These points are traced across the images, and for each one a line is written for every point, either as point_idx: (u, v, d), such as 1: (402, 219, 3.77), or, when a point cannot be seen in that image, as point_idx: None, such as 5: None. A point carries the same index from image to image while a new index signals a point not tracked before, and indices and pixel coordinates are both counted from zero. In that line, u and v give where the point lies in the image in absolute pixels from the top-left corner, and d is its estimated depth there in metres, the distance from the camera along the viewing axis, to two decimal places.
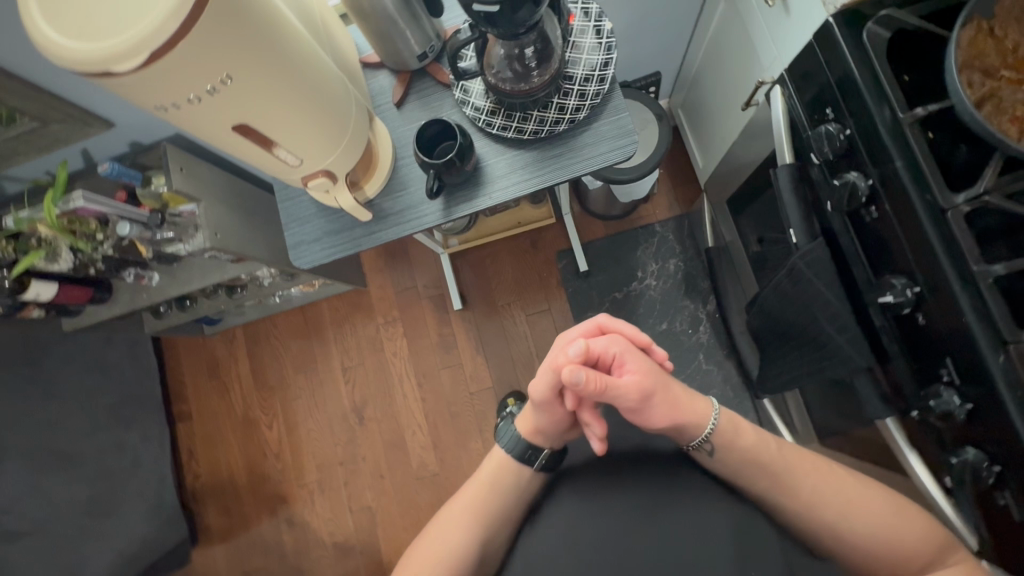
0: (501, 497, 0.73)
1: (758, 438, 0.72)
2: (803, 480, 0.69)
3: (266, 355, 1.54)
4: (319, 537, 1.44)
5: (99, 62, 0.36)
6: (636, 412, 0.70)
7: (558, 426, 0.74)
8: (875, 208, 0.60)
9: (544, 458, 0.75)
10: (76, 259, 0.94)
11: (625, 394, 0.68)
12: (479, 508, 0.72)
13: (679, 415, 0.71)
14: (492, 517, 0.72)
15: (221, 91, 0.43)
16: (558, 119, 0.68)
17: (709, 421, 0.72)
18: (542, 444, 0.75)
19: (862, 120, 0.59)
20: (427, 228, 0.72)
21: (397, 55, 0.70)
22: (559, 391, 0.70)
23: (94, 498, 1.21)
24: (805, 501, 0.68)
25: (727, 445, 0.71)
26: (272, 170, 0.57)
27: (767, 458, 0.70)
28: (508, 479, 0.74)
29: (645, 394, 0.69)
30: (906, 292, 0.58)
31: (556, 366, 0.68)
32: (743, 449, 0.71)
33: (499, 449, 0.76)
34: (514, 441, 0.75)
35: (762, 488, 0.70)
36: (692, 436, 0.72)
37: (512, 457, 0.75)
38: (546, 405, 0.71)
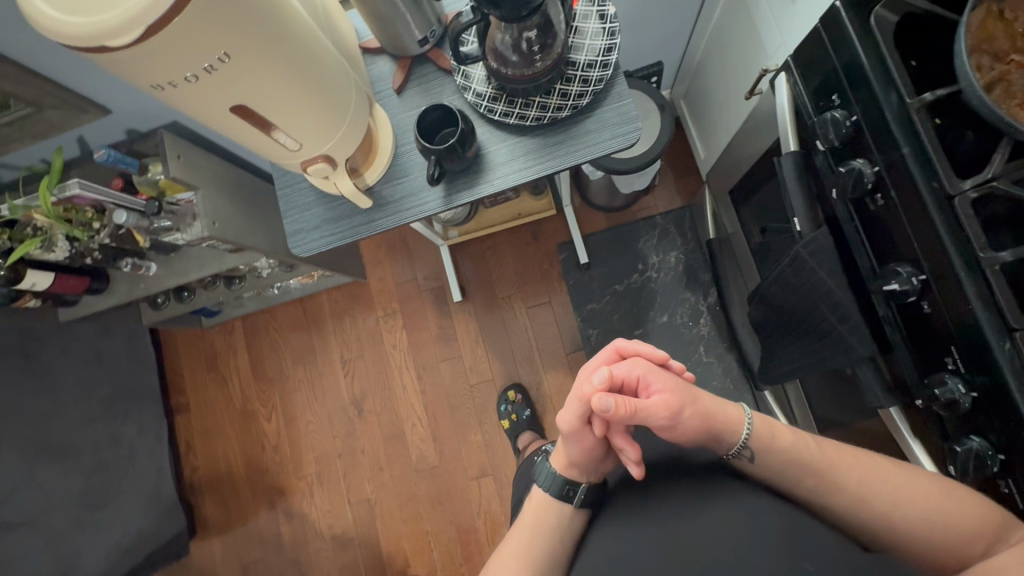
0: (549, 535, 0.72)
1: (796, 438, 0.68)
2: (846, 474, 0.64)
3: (264, 347, 1.54)
4: (318, 530, 1.44)
5: (93, 36, 0.35)
6: (671, 429, 0.70)
7: (593, 457, 0.74)
8: (880, 196, 0.60)
9: (583, 493, 0.74)
10: (73, 248, 0.92)
11: (655, 413, 0.68)
12: (531, 550, 0.71)
13: (711, 423, 0.70)
14: (542, 559, 0.71)
15: (219, 69, 0.42)
16: (560, 105, 0.68)
17: (743, 427, 0.70)
18: (579, 478, 0.75)
19: (869, 106, 0.58)
20: (428, 216, 0.71)
21: (397, 40, 0.69)
22: (588, 419, 0.70)
23: (90, 491, 1.20)
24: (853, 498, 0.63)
25: (765, 449, 0.68)
26: (271, 154, 0.57)
27: (807, 456, 0.66)
28: (550, 518, 0.74)
29: (676, 411, 0.69)
30: (911, 280, 0.57)
31: (585, 397, 0.68)
32: (780, 450, 0.67)
33: (540, 491, 0.75)
34: (553, 481, 0.74)
35: (808, 489, 0.65)
36: (728, 443, 0.70)
37: (553, 495, 0.74)
38: (579, 436, 0.71)
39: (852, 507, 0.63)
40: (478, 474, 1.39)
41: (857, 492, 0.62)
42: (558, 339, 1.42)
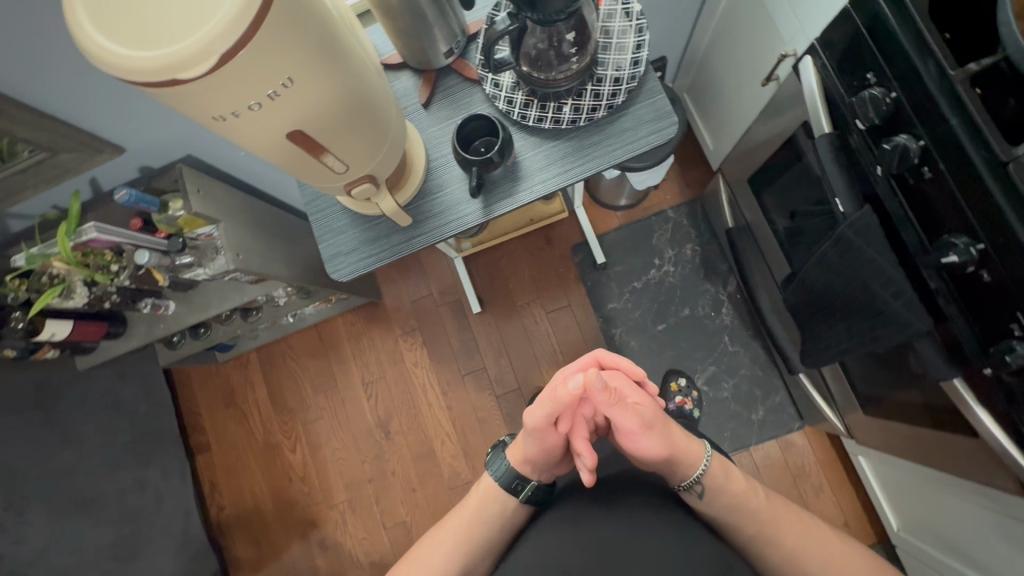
0: (486, 527, 0.73)
1: (747, 484, 0.72)
2: (785, 531, 0.69)
3: (283, 377, 1.51)
4: (354, 558, 1.41)
5: (165, 69, 0.34)
6: (633, 441, 0.67)
7: (551, 458, 0.71)
8: (927, 168, 0.60)
9: (530, 489, 0.74)
10: (91, 294, 0.89)
11: (628, 421, 0.66)
12: (469, 537, 0.72)
13: (676, 450, 0.69)
14: (483, 549, 0.72)
15: (282, 95, 0.41)
16: (595, 105, 0.67)
17: (700, 464, 0.71)
18: (529, 475, 0.74)
19: (910, 82, 0.59)
20: (467, 229, 0.70)
21: (423, 54, 0.69)
22: (553, 417, 0.67)
23: (118, 542, 1.16)
24: (791, 547, 0.68)
25: (716, 489, 0.70)
26: (317, 178, 0.55)
27: (754, 505, 0.70)
28: (494, 508, 0.73)
29: (647, 424, 0.67)
30: (969, 250, 0.57)
31: (555, 395, 0.65)
32: (731, 493, 0.70)
33: (488, 478, 0.74)
34: (504, 472, 0.73)
35: (748, 537, 0.70)
36: (682, 476, 0.71)
37: (500, 486, 0.73)
38: (542, 435, 0.68)
39: (790, 561, 0.68)
40: None
41: (792, 551, 0.68)
42: (581, 341, 1.41)
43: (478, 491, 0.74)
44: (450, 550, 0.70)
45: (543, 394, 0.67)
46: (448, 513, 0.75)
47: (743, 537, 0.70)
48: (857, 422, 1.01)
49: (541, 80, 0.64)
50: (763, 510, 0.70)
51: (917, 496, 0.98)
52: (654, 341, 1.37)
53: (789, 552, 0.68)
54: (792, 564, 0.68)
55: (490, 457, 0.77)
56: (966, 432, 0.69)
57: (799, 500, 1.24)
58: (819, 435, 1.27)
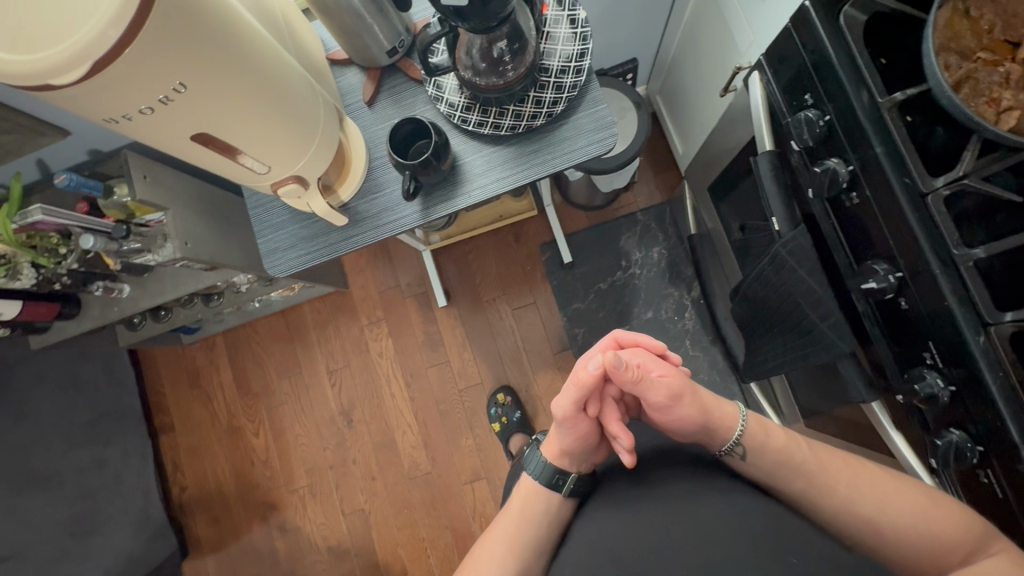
0: (536, 524, 0.72)
1: (789, 438, 0.69)
2: (838, 477, 0.64)
3: (248, 362, 1.51)
4: (312, 542, 1.43)
5: (39, 74, 0.33)
6: (665, 413, 0.69)
7: (585, 446, 0.73)
8: (855, 194, 0.60)
9: (573, 482, 0.73)
10: (39, 275, 0.89)
11: (655, 389, 0.67)
12: (515, 536, 0.71)
13: (710, 414, 0.70)
14: (528, 548, 0.70)
15: (176, 100, 0.40)
16: (535, 113, 0.67)
17: (737, 425, 0.70)
18: (569, 467, 0.74)
19: (842, 106, 0.59)
20: (405, 231, 0.70)
21: (365, 52, 0.68)
22: (582, 399, 0.69)
23: (75, 518, 1.18)
24: (845, 497, 0.63)
25: (758, 449, 0.68)
26: (237, 178, 0.55)
27: (800, 456, 0.67)
28: (537, 506, 0.73)
29: (677, 393, 0.68)
30: (888, 277, 0.58)
31: (581, 379, 0.68)
32: (775, 450, 0.68)
33: (528, 478, 0.74)
34: (542, 467, 0.73)
35: (798, 490, 0.65)
36: (722, 440, 0.70)
37: (541, 484, 0.73)
38: (574, 423, 0.70)
39: (845, 507, 0.62)
40: (472, 478, 1.39)
41: (846, 497, 0.63)
42: (545, 339, 1.42)
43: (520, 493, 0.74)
44: (502, 557, 0.69)
45: (567, 382, 0.70)
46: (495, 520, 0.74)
47: (795, 491, 0.65)
48: (799, 433, 1.03)
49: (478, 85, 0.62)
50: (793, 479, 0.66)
51: None
52: None
53: (840, 499, 0.63)
54: (848, 507, 0.62)
55: (528, 457, 0.78)
56: (886, 452, 0.70)
57: None
58: None
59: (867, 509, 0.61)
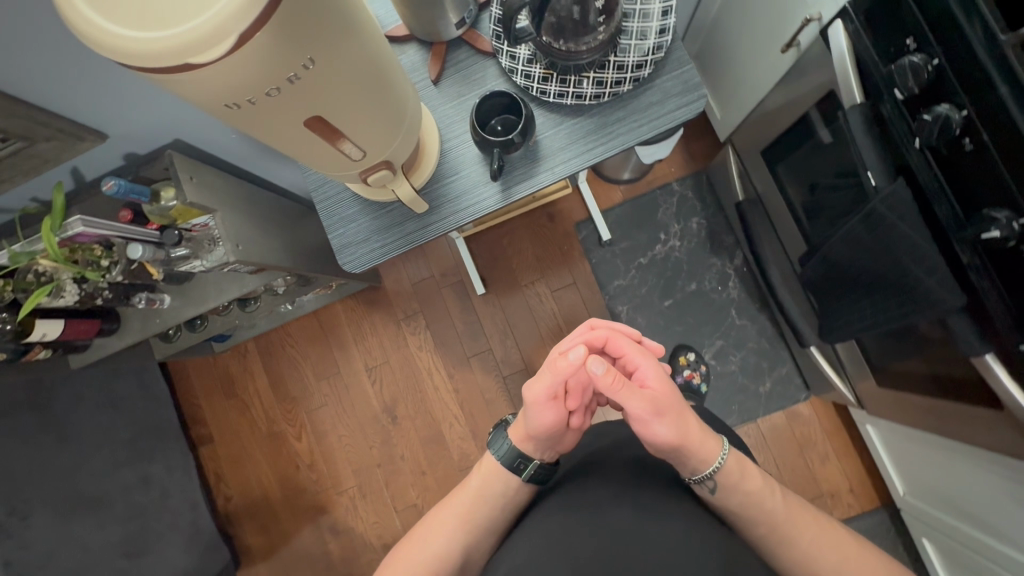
0: (489, 507, 0.72)
1: (763, 482, 0.70)
2: (801, 530, 0.67)
3: (284, 365, 1.47)
4: (366, 541, 1.41)
5: (174, 54, 0.29)
6: (642, 426, 0.66)
7: (552, 435, 0.71)
8: (969, 140, 0.58)
9: (534, 468, 0.73)
10: (82, 291, 0.84)
11: (637, 402, 0.65)
12: (471, 513, 0.71)
13: (687, 438, 0.66)
14: (481, 524, 0.72)
15: (303, 78, 0.37)
16: (619, 79, 0.63)
17: (715, 460, 0.68)
18: (532, 454, 0.73)
19: (956, 48, 0.56)
20: (485, 215, 0.67)
21: (433, 25, 0.63)
22: (554, 387, 0.66)
23: (127, 539, 1.15)
24: (806, 549, 0.66)
25: (729, 487, 0.68)
26: (331, 167, 0.51)
27: (770, 504, 0.68)
28: (496, 488, 0.73)
29: (658, 410, 0.65)
30: (1011, 225, 0.55)
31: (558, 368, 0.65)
32: (746, 491, 0.68)
33: (489, 457, 0.74)
34: (506, 452, 0.72)
35: (759, 536, 0.68)
36: (694, 468, 0.68)
37: (503, 465, 0.72)
38: (542, 409, 0.68)
39: (803, 564, 0.65)
40: None
41: (807, 551, 0.65)
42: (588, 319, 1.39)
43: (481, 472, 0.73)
44: (451, 531, 0.70)
45: (545, 366, 0.67)
46: (454, 489, 0.74)
47: (757, 536, 0.68)
48: (867, 392, 1.02)
49: (567, 52, 0.60)
50: (776, 508, 0.68)
51: (931, 466, 0.98)
52: (660, 317, 1.36)
53: (802, 555, 0.65)
54: (805, 564, 0.65)
55: (492, 435, 0.76)
56: (993, 405, 0.69)
57: (805, 469, 1.27)
58: (825, 406, 1.29)
59: (824, 568, 0.65)
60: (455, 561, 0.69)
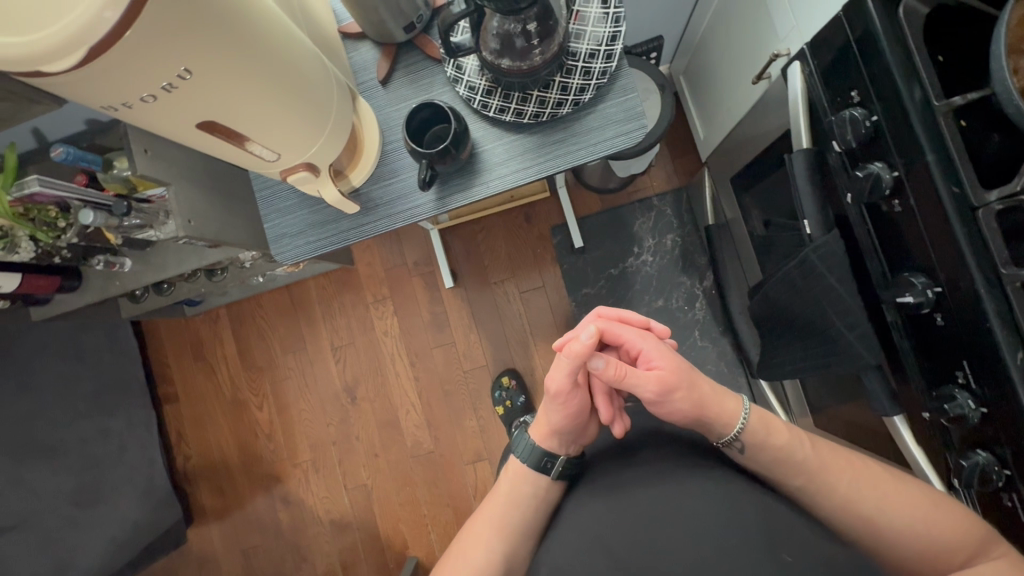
0: (522, 508, 0.70)
1: (790, 435, 0.68)
2: (838, 475, 0.63)
3: (252, 335, 1.50)
4: (315, 514, 1.45)
5: (24, 60, 0.30)
6: (660, 405, 0.69)
7: (577, 425, 0.72)
8: (898, 201, 0.57)
9: (561, 465, 0.72)
10: (38, 248, 0.87)
11: (645, 383, 0.67)
12: (504, 522, 0.69)
13: (703, 408, 0.69)
14: (517, 530, 0.69)
15: (180, 87, 0.37)
16: (561, 100, 0.63)
17: (737, 419, 0.69)
18: (558, 449, 0.73)
19: (892, 107, 0.55)
20: (420, 220, 0.67)
21: (381, 28, 0.63)
22: (572, 376, 0.69)
23: (80, 488, 1.18)
24: (843, 497, 0.62)
25: (758, 445, 0.68)
26: (246, 165, 0.52)
27: (801, 455, 0.66)
28: (524, 490, 0.71)
29: (667, 388, 0.68)
30: (925, 292, 0.55)
31: (574, 355, 0.67)
32: (775, 448, 0.67)
33: (516, 461, 0.73)
34: (531, 452, 0.71)
35: (798, 488, 0.65)
36: (720, 432, 0.70)
37: (530, 467, 0.71)
38: (565, 399, 0.70)
39: (843, 507, 0.62)
40: (473, 459, 1.39)
41: (846, 494, 0.62)
42: (552, 323, 1.40)
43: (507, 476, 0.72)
44: (491, 541, 0.67)
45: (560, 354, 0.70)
46: (481, 504, 0.73)
47: (793, 487, 0.65)
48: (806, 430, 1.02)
49: (524, 71, 0.58)
50: (810, 460, 0.65)
51: None
52: None
53: (841, 500, 0.62)
54: (846, 508, 0.62)
55: (514, 439, 0.76)
56: (900, 461, 0.69)
57: None
58: None
59: (866, 509, 0.61)
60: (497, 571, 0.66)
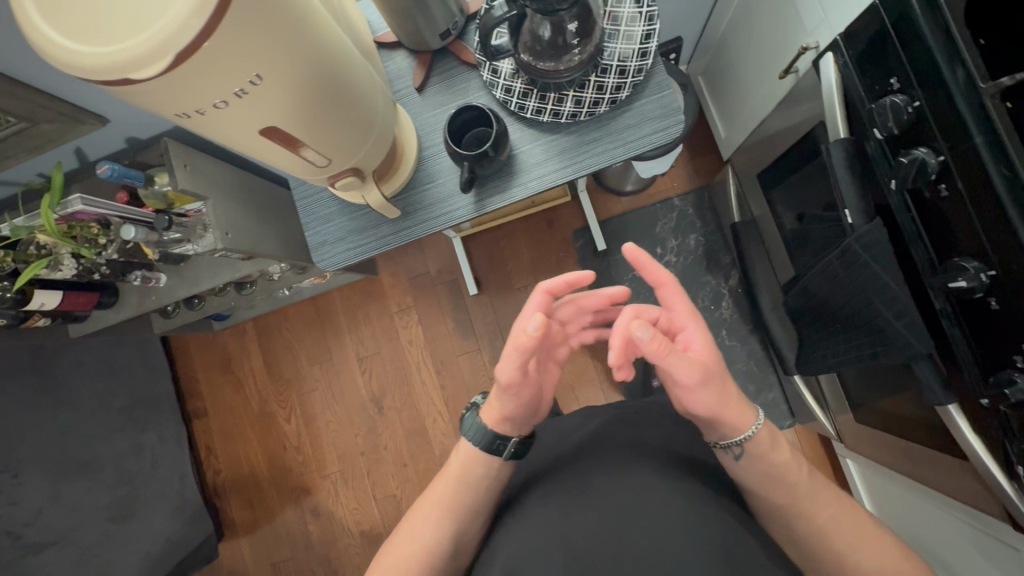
0: (473, 491, 0.66)
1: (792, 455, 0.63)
2: (821, 507, 0.59)
3: (278, 348, 1.51)
4: (345, 526, 1.44)
5: (118, 67, 0.31)
6: (688, 391, 0.61)
7: (529, 408, 0.66)
8: (944, 186, 0.57)
9: (513, 447, 0.66)
10: (80, 266, 0.89)
11: (685, 368, 0.57)
12: (463, 510, 0.65)
13: (726, 406, 0.62)
14: (466, 509, 0.65)
15: (251, 93, 0.38)
16: (597, 99, 0.63)
17: (748, 428, 0.63)
18: (510, 433, 0.67)
19: (935, 92, 0.55)
20: (458, 223, 0.68)
21: (418, 36, 0.64)
22: (522, 368, 0.59)
23: (116, 503, 1.19)
24: (823, 526, 0.59)
25: (758, 456, 0.62)
26: (297, 171, 0.53)
27: (795, 477, 0.61)
28: (476, 472, 0.66)
29: (705, 376, 0.59)
30: (979, 276, 0.54)
31: (517, 345, 0.57)
32: (772, 464, 0.62)
33: (465, 443, 0.66)
34: (481, 433, 0.65)
35: (777, 506, 0.62)
36: (724, 434, 0.63)
37: (480, 449, 0.65)
38: (516, 391, 0.62)
39: (820, 535, 0.59)
40: None
41: (824, 524, 0.59)
42: None
43: (457, 458, 0.66)
44: None
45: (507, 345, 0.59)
46: (434, 479, 0.68)
47: (773, 505, 0.62)
48: (845, 425, 1.00)
49: (559, 72, 0.60)
50: (801, 484, 0.61)
51: (901, 508, 0.96)
52: None
53: (821, 528, 0.58)
54: (819, 535, 0.59)
55: (463, 417, 0.70)
56: (955, 453, 0.67)
57: None
58: (810, 434, 1.27)
59: (837, 542, 0.58)
60: (441, 552, 0.62)
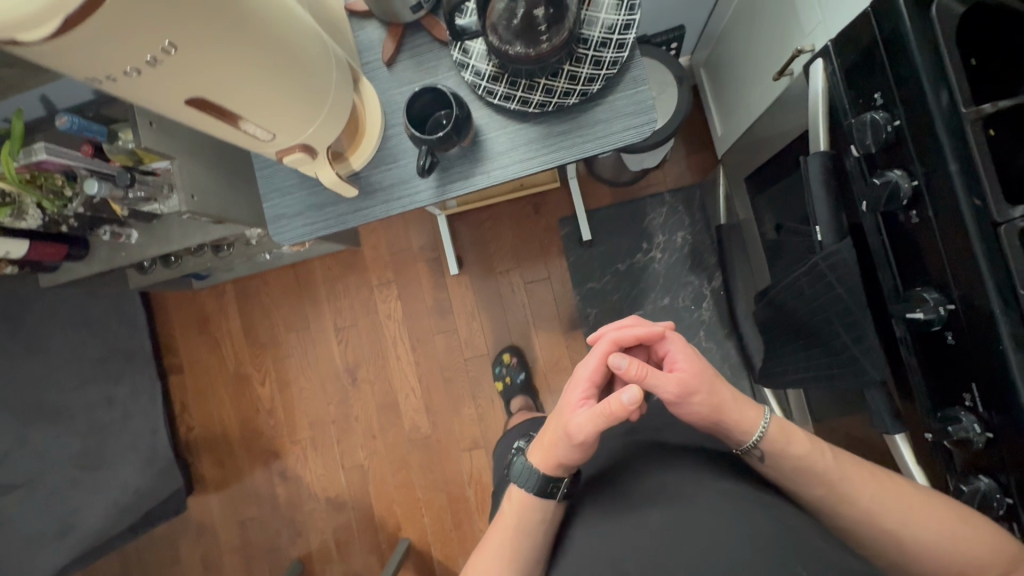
0: (531, 534, 0.65)
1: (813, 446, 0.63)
2: (860, 489, 0.59)
3: (257, 312, 1.51)
4: (312, 491, 1.47)
5: (0, 29, 0.29)
6: (676, 408, 0.65)
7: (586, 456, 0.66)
8: (915, 212, 0.54)
9: (565, 487, 0.66)
10: (45, 217, 0.88)
11: (664, 383, 0.63)
12: (514, 549, 0.64)
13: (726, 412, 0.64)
14: (526, 554, 0.64)
15: (165, 62, 0.36)
16: (568, 90, 0.60)
17: (756, 429, 0.64)
18: (562, 474, 0.66)
19: (915, 111, 0.52)
20: (419, 208, 0.66)
21: (387, 6, 0.61)
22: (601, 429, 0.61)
23: (85, 452, 1.21)
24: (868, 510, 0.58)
25: (777, 452, 0.63)
26: (240, 144, 0.51)
27: (823, 464, 0.61)
28: (532, 516, 0.66)
29: (689, 390, 0.63)
30: (937, 309, 0.52)
31: (610, 411, 0.60)
32: (796, 457, 0.62)
33: (517, 489, 0.67)
34: (534, 480, 0.65)
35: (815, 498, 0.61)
36: (738, 440, 0.65)
37: (532, 493, 0.65)
38: (588, 445, 0.63)
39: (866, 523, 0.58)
40: (469, 446, 1.40)
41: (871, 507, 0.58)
42: (555, 316, 1.38)
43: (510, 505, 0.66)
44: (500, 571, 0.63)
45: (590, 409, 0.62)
46: (487, 533, 0.68)
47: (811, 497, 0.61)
48: None
49: (531, 57, 0.56)
50: (833, 471, 0.60)
51: None
52: None
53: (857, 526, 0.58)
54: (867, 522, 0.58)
55: (514, 466, 0.69)
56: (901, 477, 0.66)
57: None
58: None
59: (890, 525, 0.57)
60: None
